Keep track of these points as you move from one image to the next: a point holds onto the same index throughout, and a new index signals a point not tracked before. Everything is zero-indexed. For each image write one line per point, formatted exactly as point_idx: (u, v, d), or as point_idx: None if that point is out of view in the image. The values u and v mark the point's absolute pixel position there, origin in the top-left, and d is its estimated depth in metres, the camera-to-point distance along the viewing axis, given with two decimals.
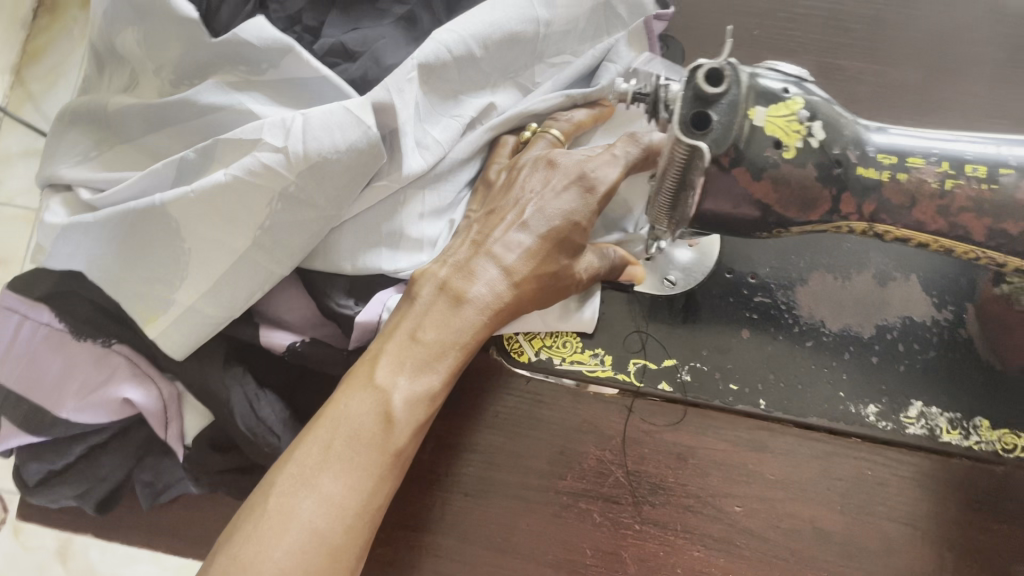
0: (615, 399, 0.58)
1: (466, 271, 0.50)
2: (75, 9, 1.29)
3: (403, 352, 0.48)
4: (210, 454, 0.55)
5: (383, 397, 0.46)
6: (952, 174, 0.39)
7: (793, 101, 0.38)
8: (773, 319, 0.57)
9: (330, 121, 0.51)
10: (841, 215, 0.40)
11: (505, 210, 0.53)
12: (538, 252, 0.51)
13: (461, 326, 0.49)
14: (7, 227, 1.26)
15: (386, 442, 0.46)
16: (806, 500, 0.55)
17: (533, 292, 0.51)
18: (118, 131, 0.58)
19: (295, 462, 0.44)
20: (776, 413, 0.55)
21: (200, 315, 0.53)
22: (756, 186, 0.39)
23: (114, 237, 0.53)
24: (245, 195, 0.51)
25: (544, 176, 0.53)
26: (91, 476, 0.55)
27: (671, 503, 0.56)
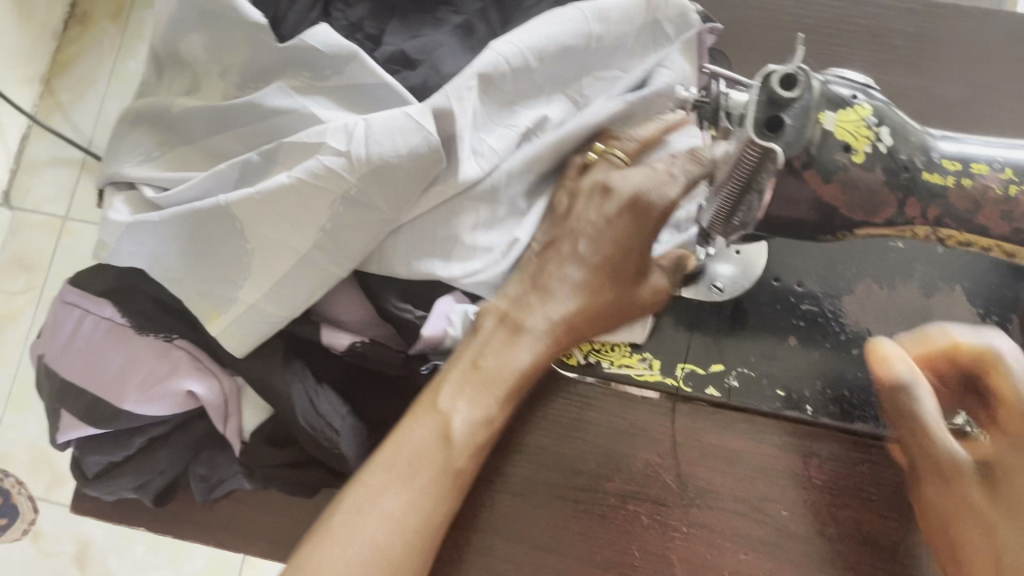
0: (664, 403, 0.59)
1: (526, 300, 0.53)
2: (106, 22, 1.33)
3: (464, 380, 0.51)
4: (269, 450, 0.56)
5: (444, 420, 0.50)
6: (1015, 180, 0.40)
7: (861, 107, 0.40)
8: (820, 327, 0.58)
9: (391, 127, 0.51)
10: (906, 219, 0.41)
11: (561, 241, 0.55)
12: (591, 285, 0.53)
13: (519, 355, 0.52)
14: (34, 234, 1.28)
15: (444, 464, 0.49)
16: (853, 505, 0.56)
17: (591, 320, 0.54)
18: (180, 132, 0.59)
19: (361, 481, 0.48)
20: (822, 419, 0.57)
21: (262, 314, 0.54)
22: (824, 188, 0.40)
23: (180, 236, 0.54)
24: (308, 196, 0.52)
25: (599, 204, 0.54)
26: (149, 469, 0.56)
27: (718, 507, 0.56)
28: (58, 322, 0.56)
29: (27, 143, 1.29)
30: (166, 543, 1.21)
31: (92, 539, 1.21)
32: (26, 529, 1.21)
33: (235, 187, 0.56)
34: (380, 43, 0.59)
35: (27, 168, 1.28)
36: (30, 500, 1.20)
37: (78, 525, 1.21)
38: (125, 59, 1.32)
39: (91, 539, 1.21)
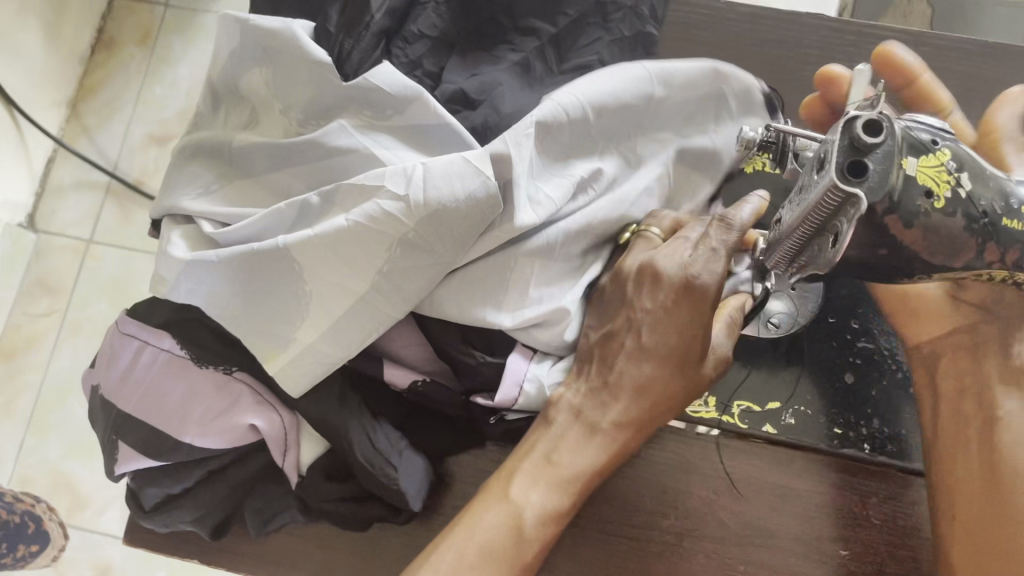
0: (718, 440, 0.59)
1: (603, 397, 0.53)
2: (132, 46, 1.35)
3: (537, 471, 0.51)
4: (325, 485, 0.56)
5: (518, 514, 0.50)
6: None
7: (941, 152, 0.40)
8: (878, 367, 0.58)
9: (450, 171, 0.50)
10: (985, 262, 0.41)
11: (622, 334, 0.54)
12: (659, 377, 0.52)
13: (592, 454, 0.52)
14: (57, 257, 1.28)
15: (515, 555, 0.49)
16: (914, 546, 0.55)
17: (659, 411, 0.53)
18: (241, 167, 0.60)
19: (429, 566, 0.48)
20: (880, 458, 0.57)
21: (319, 354, 0.53)
22: (906, 234, 0.40)
23: (237, 275, 0.53)
24: (365, 239, 0.50)
25: (653, 292, 0.53)
26: (207, 502, 0.56)
27: (777, 546, 0.56)
28: (115, 351, 0.56)
29: (53, 167, 1.30)
30: (188, 569, 1.21)
31: (114, 563, 1.21)
32: (57, 554, 1.19)
33: (292, 226, 0.54)
34: (440, 80, 0.60)
35: (52, 192, 1.29)
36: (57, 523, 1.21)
37: (99, 551, 1.21)
38: (150, 84, 1.34)
39: (113, 563, 1.21)
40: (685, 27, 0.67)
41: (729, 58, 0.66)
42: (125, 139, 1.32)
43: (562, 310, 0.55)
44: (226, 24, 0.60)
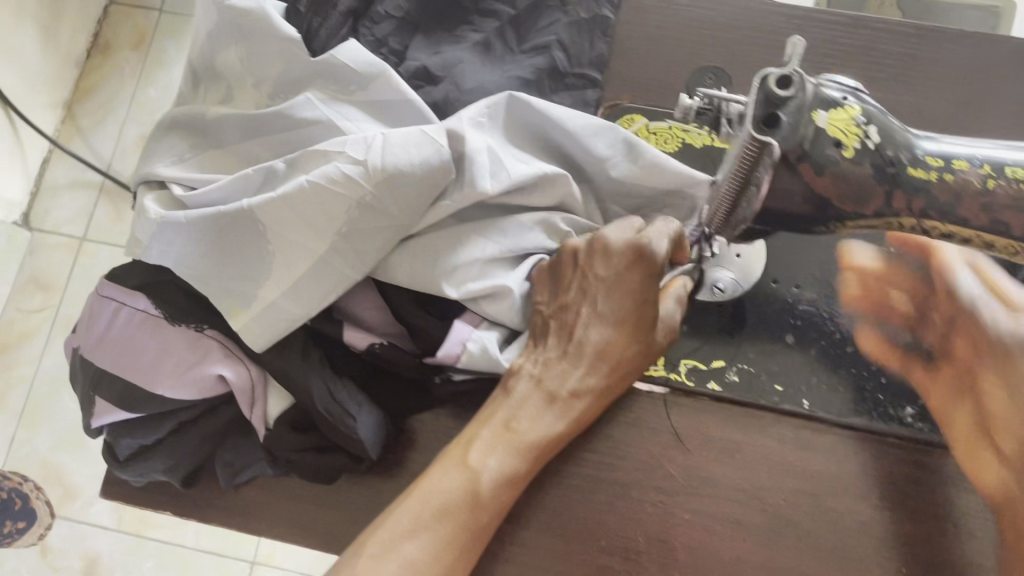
0: (666, 397, 0.62)
1: (561, 367, 0.56)
2: (127, 50, 1.41)
3: (496, 438, 0.53)
4: (291, 436, 0.58)
5: (475, 478, 0.52)
6: (993, 175, 0.43)
7: (850, 107, 0.43)
8: (817, 328, 0.61)
9: (408, 141, 0.54)
10: (892, 210, 0.45)
11: (575, 304, 0.56)
12: (617, 347, 0.56)
13: (551, 423, 0.55)
14: (52, 253, 1.33)
15: (469, 518, 0.51)
16: (850, 496, 0.58)
17: (617, 380, 0.57)
18: (212, 137, 0.63)
19: (385, 528, 0.50)
20: (819, 413, 0.60)
21: (280, 311, 0.56)
22: (817, 181, 0.44)
23: (207, 236, 0.57)
24: (326, 200, 0.54)
25: (603, 260, 0.55)
26: (179, 452, 0.59)
27: (719, 497, 0.59)
28: (94, 313, 0.59)
29: (48, 167, 1.36)
30: (173, 559, 1.25)
31: (101, 556, 1.25)
32: (42, 533, 1.26)
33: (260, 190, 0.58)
34: (403, 57, 0.64)
35: (47, 192, 1.35)
36: (47, 505, 1.25)
37: (84, 542, 1.25)
38: (145, 87, 1.40)
39: (100, 556, 1.25)
40: (643, 10, 0.70)
41: (683, 39, 0.69)
42: (118, 139, 1.38)
43: (504, 287, 0.56)
44: (207, 8, 0.64)
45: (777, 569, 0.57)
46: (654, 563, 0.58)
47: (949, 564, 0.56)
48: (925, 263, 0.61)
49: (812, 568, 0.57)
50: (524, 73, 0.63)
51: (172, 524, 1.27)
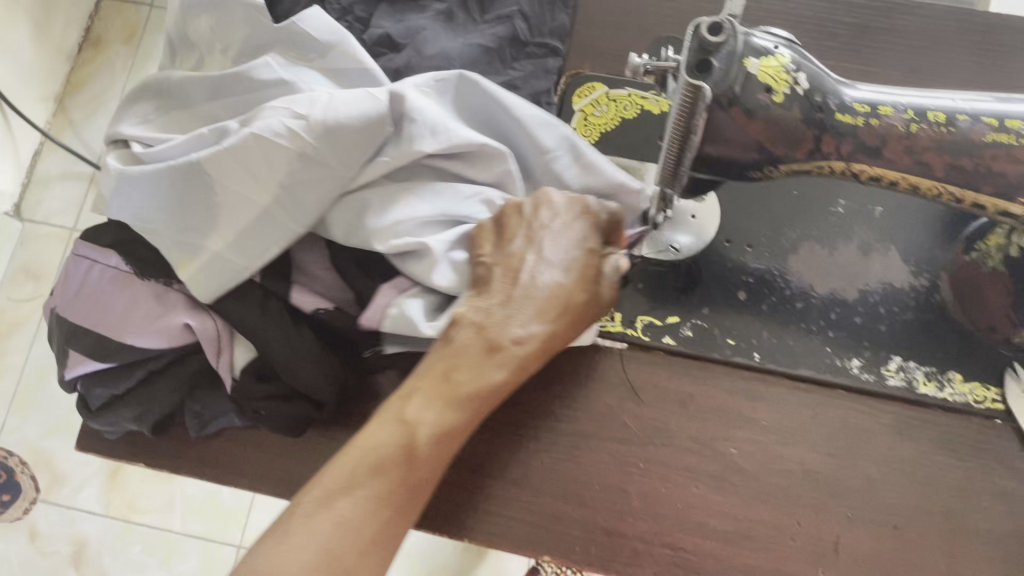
0: (623, 352, 0.64)
1: (503, 315, 0.53)
2: (118, 45, 1.46)
3: (434, 390, 0.52)
4: (255, 384, 0.60)
5: (412, 432, 0.50)
6: (916, 120, 0.45)
7: (781, 55, 0.45)
8: (768, 285, 0.64)
9: (350, 98, 0.57)
10: (824, 154, 0.47)
11: (517, 254, 0.55)
12: (563, 294, 0.55)
13: (494, 372, 0.53)
14: (43, 242, 1.37)
15: (407, 473, 0.49)
16: (798, 444, 0.60)
17: (564, 328, 0.55)
18: (177, 99, 0.65)
19: (320, 484, 0.48)
20: (769, 365, 0.62)
21: (224, 262, 0.58)
22: (749, 124, 0.46)
23: (159, 188, 0.59)
24: (270, 152, 0.57)
25: (546, 215, 0.57)
26: (147, 401, 0.61)
27: (673, 445, 0.61)
28: (68, 272, 0.61)
29: (41, 159, 1.40)
30: (160, 544, 1.26)
31: (90, 539, 1.26)
32: (28, 508, 1.27)
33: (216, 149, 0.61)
34: (368, 24, 0.68)
35: (39, 182, 1.39)
36: (31, 480, 1.27)
37: (75, 526, 1.26)
38: (135, 80, 1.44)
39: (89, 539, 1.26)
40: None
41: (642, 11, 0.71)
42: None
43: (425, 244, 0.56)
44: None
45: (728, 514, 0.59)
46: (609, 509, 0.60)
47: (893, 508, 0.58)
48: (874, 217, 0.65)
49: (762, 513, 0.59)
50: (485, 40, 0.66)
51: (159, 509, 1.27)
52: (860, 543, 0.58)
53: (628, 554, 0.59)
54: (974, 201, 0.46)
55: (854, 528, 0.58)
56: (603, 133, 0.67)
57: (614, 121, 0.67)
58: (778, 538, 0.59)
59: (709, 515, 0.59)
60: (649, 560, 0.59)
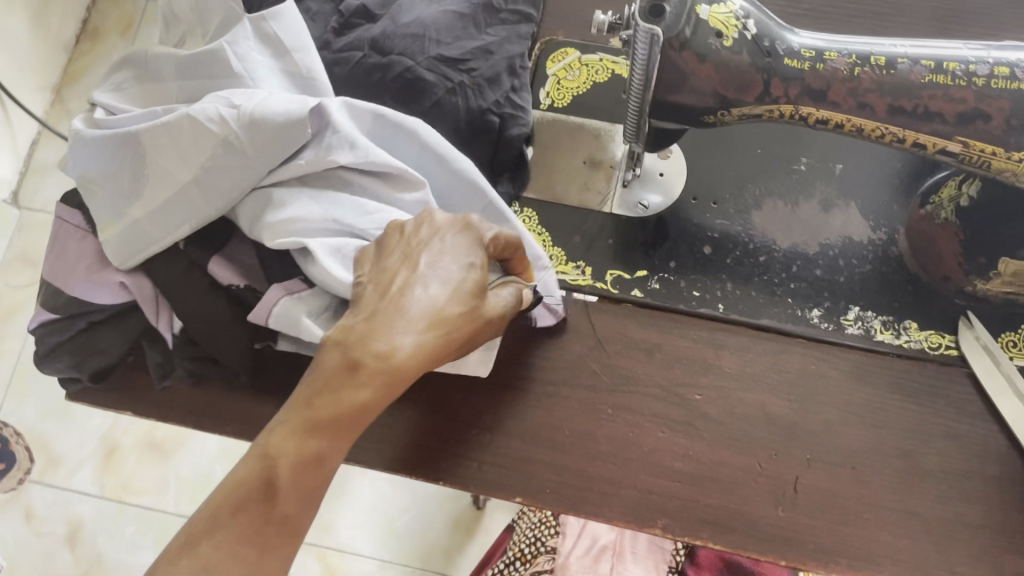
0: (594, 305, 0.66)
1: (366, 331, 0.48)
2: (116, 37, 1.49)
3: (296, 418, 0.46)
4: (189, 348, 0.63)
5: (269, 468, 0.45)
6: (858, 64, 0.50)
7: (731, 4, 0.50)
8: (733, 240, 0.67)
9: (281, 99, 0.56)
10: (773, 98, 0.52)
11: (393, 271, 0.50)
12: (436, 310, 0.49)
13: (357, 393, 0.47)
14: (40, 227, 1.39)
15: (270, 511, 0.45)
16: (758, 390, 0.63)
17: (437, 345, 0.49)
18: (151, 73, 0.66)
19: (182, 531, 0.44)
20: (733, 316, 0.65)
21: (141, 232, 0.60)
22: (702, 69, 0.51)
23: (101, 152, 0.60)
24: (197, 136, 0.57)
25: (427, 232, 0.52)
26: (95, 349, 0.63)
27: (640, 392, 0.63)
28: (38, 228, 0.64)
29: (39, 148, 1.43)
30: (154, 525, 1.25)
31: (84, 520, 1.26)
32: (23, 478, 1.28)
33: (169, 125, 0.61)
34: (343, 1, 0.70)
35: (37, 170, 1.41)
36: (27, 450, 1.29)
37: (70, 507, 1.27)
38: None
39: (83, 519, 1.26)
40: None
41: None
42: None
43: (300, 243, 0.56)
44: None
45: (694, 458, 0.61)
46: (578, 452, 0.61)
47: (852, 451, 0.60)
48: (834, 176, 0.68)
49: (727, 457, 0.61)
50: (459, 10, 0.67)
51: (153, 490, 1.28)
52: (822, 483, 0.60)
53: (596, 494, 0.60)
54: (914, 139, 0.51)
55: (813, 468, 0.60)
56: (575, 95, 0.71)
57: (586, 85, 0.72)
58: (743, 480, 0.60)
59: (675, 459, 0.61)
60: (618, 502, 0.60)
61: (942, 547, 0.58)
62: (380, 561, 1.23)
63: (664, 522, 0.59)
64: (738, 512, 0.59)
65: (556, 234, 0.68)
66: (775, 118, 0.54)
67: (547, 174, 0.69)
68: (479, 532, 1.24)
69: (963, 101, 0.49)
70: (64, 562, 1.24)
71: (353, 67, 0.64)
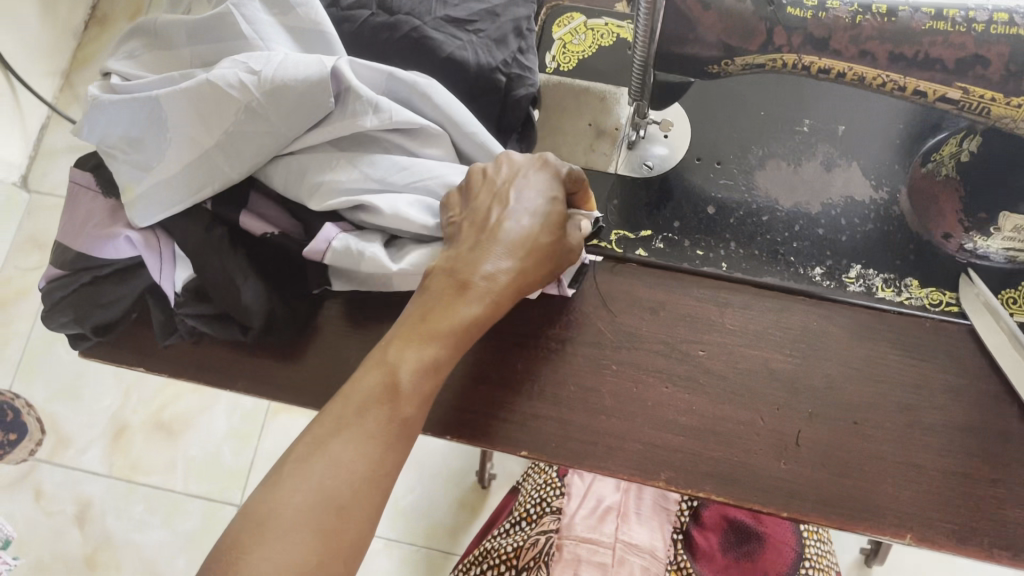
0: (599, 264, 0.67)
1: (472, 257, 0.54)
2: (123, 22, 1.50)
3: (411, 330, 0.52)
4: (194, 301, 0.61)
5: (391, 373, 0.50)
6: (860, 12, 0.51)
7: None
8: (735, 201, 0.68)
9: (300, 62, 0.57)
10: (776, 46, 0.54)
11: (485, 206, 0.56)
12: (531, 240, 0.55)
13: (465, 310, 0.53)
14: (49, 210, 1.40)
15: (393, 411, 0.49)
16: (761, 346, 0.63)
17: (532, 270, 0.55)
18: (159, 37, 0.64)
19: (312, 430, 0.49)
20: (735, 274, 0.65)
21: (163, 195, 0.60)
22: (705, 16, 0.52)
23: (121, 114, 0.60)
24: (218, 99, 0.57)
25: (511, 171, 0.57)
26: (95, 304, 0.63)
27: (644, 348, 0.64)
28: None
29: (47, 132, 1.44)
30: (163, 500, 1.27)
31: (93, 498, 1.27)
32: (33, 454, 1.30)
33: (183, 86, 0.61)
34: None
35: (47, 154, 1.43)
36: (37, 425, 1.31)
37: (78, 486, 1.28)
38: None
39: (92, 497, 1.27)
40: None
41: None
42: None
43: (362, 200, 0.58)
44: None
45: (696, 412, 0.61)
46: (584, 406, 0.62)
47: (853, 404, 0.61)
48: (833, 134, 0.69)
49: (730, 411, 0.61)
50: None
51: (162, 469, 1.28)
52: (823, 436, 0.60)
53: (601, 449, 0.61)
54: (914, 86, 0.53)
55: (814, 423, 0.61)
56: (581, 58, 0.73)
57: (591, 49, 0.73)
58: (744, 433, 0.61)
59: (678, 413, 0.62)
60: (622, 456, 0.60)
61: (940, 499, 0.58)
62: (386, 539, 1.24)
63: (668, 475, 0.60)
64: (739, 464, 0.60)
65: None
66: (780, 68, 0.56)
67: (554, 137, 0.70)
68: (483, 510, 1.25)
69: (963, 47, 0.50)
70: (74, 538, 1.25)
71: (361, 26, 0.65)
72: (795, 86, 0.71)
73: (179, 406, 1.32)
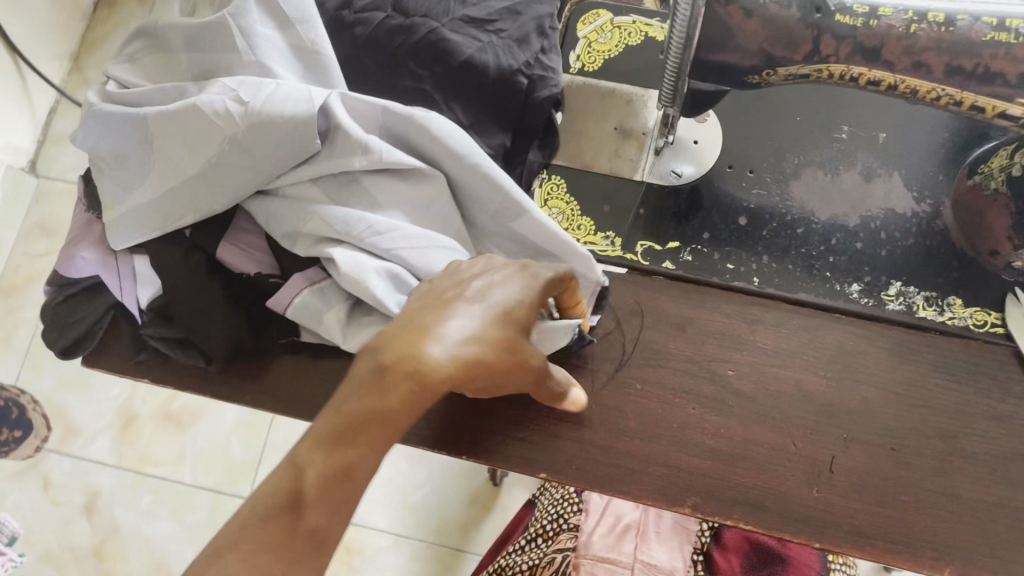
0: (625, 276, 0.64)
1: (403, 334, 0.43)
2: (133, 4, 1.47)
3: (325, 425, 0.43)
4: (161, 324, 0.58)
5: (296, 480, 0.42)
6: (916, 20, 0.48)
7: None
8: (769, 211, 0.65)
9: (289, 95, 0.54)
10: (822, 56, 0.51)
11: (445, 292, 0.47)
12: (479, 334, 0.44)
13: (381, 400, 0.42)
14: (58, 198, 1.38)
15: (296, 521, 0.42)
16: (794, 366, 0.60)
17: (473, 369, 0.43)
18: (159, 43, 0.62)
19: (213, 540, 0.42)
20: (768, 290, 0.63)
21: (142, 217, 0.58)
22: (747, 24, 0.50)
23: (111, 129, 0.58)
24: (205, 127, 0.55)
25: (482, 267, 0.49)
26: (66, 323, 0.61)
27: (670, 366, 0.60)
28: None
29: (55, 117, 1.41)
30: (170, 494, 1.25)
31: (100, 489, 1.25)
32: (39, 445, 1.28)
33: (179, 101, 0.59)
34: None
35: (56, 139, 1.40)
36: (44, 417, 1.29)
37: (86, 477, 1.26)
38: None
39: (100, 489, 1.25)
40: None
41: None
42: None
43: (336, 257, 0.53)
44: None
45: (725, 437, 0.58)
46: (608, 428, 0.59)
47: (892, 429, 0.58)
48: (871, 142, 0.66)
49: (761, 435, 0.58)
50: None
51: (169, 462, 1.26)
52: (860, 463, 0.57)
53: (624, 472, 0.57)
54: (972, 102, 0.50)
55: (850, 449, 0.57)
56: (608, 58, 0.70)
57: (618, 48, 0.70)
58: (775, 459, 0.57)
59: (705, 436, 0.58)
60: (646, 479, 0.57)
61: (984, 532, 0.55)
62: (396, 536, 1.22)
63: (694, 501, 0.56)
64: (770, 493, 0.56)
65: (586, 202, 0.66)
66: (825, 79, 0.53)
67: (578, 140, 0.67)
68: (496, 509, 1.23)
69: None
70: (81, 529, 1.24)
71: (376, 29, 0.61)
72: (833, 93, 0.68)
73: (189, 399, 1.30)
